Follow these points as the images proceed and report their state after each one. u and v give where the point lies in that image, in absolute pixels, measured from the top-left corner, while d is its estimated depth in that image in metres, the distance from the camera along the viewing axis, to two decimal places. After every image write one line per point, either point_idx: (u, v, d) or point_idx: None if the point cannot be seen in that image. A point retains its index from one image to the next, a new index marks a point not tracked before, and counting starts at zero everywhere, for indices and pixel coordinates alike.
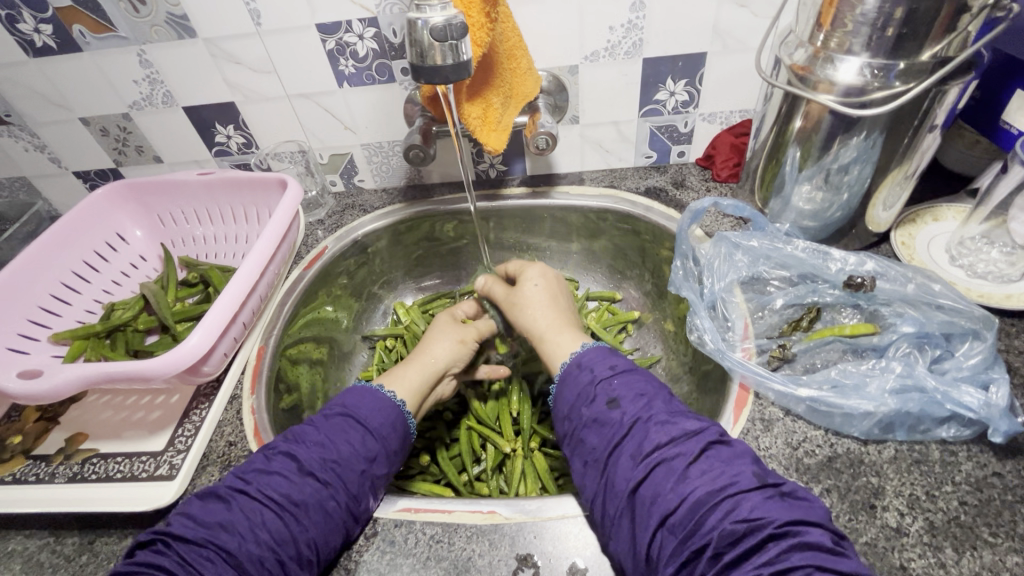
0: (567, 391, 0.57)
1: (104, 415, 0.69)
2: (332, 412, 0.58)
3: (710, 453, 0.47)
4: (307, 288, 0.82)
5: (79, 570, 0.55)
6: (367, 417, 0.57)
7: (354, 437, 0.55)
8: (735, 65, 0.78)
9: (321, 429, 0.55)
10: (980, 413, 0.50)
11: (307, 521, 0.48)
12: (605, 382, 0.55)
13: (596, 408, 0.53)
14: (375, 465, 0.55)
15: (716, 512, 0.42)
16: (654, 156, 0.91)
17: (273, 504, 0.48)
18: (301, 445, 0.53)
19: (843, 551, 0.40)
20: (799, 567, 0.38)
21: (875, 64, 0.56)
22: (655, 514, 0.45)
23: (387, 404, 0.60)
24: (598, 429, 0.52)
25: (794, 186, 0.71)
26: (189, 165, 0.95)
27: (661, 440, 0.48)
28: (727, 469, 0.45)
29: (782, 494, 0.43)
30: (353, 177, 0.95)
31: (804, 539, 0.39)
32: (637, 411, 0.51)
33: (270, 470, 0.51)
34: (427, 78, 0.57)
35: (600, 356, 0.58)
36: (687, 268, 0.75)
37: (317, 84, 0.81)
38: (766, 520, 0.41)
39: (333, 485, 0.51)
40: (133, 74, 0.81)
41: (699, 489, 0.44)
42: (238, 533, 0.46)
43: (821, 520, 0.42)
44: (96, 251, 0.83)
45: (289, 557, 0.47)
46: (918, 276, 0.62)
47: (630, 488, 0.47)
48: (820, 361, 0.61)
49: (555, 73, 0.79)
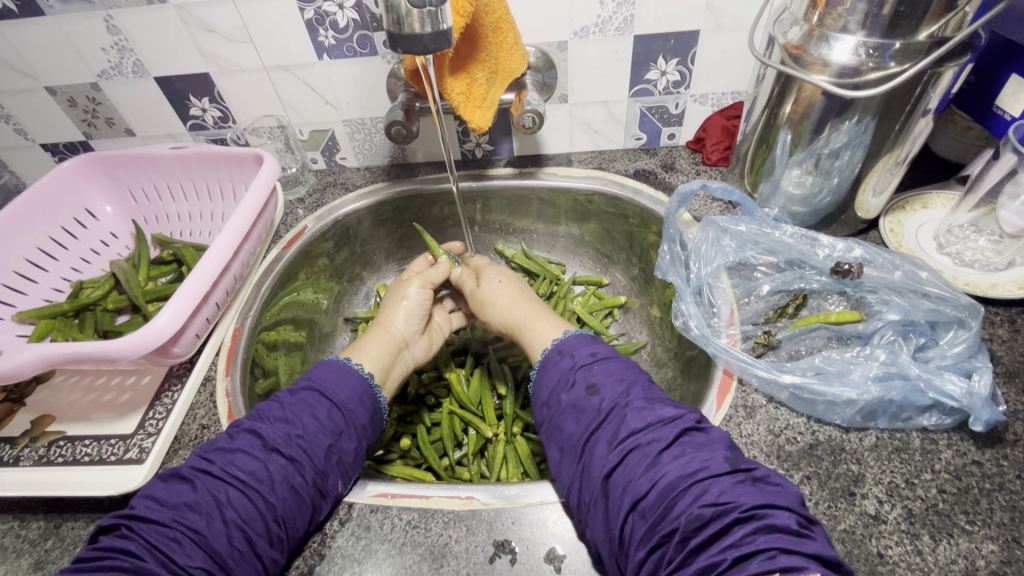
0: (548, 376, 0.56)
1: (73, 396, 0.67)
2: (299, 387, 0.56)
3: (684, 438, 0.46)
4: (286, 267, 0.80)
5: (44, 555, 0.53)
6: (333, 390, 0.55)
7: (320, 411, 0.54)
8: (729, 45, 0.76)
9: (287, 404, 0.54)
10: (962, 402, 0.50)
11: (272, 497, 0.47)
12: (584, 369, 0.54)
13: (574, 394, 0.52)
14: (343, 440, 0.53)
15: (686, 496, 0.42)
16: (644, 138, 0.89)
17: (236, 482, 0.47)
18: (265, 422, 0.52)
19: (808, 533, 0.39)
20: (763, 550, 0.37)
21: (870, 44, 0.54)
22: (627, 499, 0.44)
23: (353, 376, 0.58)
24: (575, 414, 0.51)
25: (784, 171, 0.70)
26: (163, 139, 0.91)
27: (637, 425, 0.47)
28: (700, 454, 0.44)
29: (754, 479, 0.43)
30: (334, 155, 0.93)
31: (769, 521, 0.39)
32: (616, 396, 0.51)
33: (235, 447, 0.50)
34: (404, 47, 0.54)
35: (581, 343, 0.57)
36: (674, 252, 0.74)
37: (296, 55, 0.78)
38: (734, 504, 0.40)
39: (298, 460, 0.49)
40: (100, 41, 0.77)
41: (671, 473, 0.43)
42: (204, 512, 0.45)
43: (791, 503, 0.42)
44: (64, 227, 0.79)
45: (257, 534, 0.45)
46: (905, 263, 0.61)
47: (605, 474, 0.46)
48: (804, 348, 0.60)
49: (543, 49, 0.77)
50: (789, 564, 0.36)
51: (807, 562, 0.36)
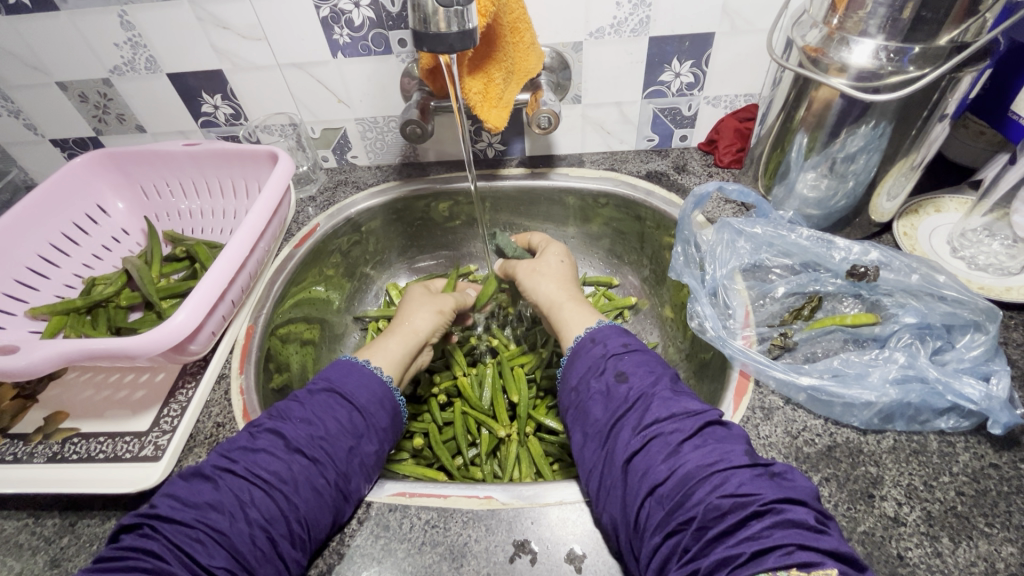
0: (579, 363, 0.56)
1: (86, 393, 0.66)
2: (317, 387, 0.56)
3: (707, 430, 0.46)
4: (298, 265, 0.80)
5: (60, 552, 0.53)
6: (352, 393, 0.55)
7: (341, 414, 0.53)
8: (744, 47, 0.76)
9: (308, 405, 0.54)
10: (980, 405, 0.50)
11: (296, 497, 0.47)
12: (615, 358, 0.54)
13: (604, 381, 0.53)
14: (363, 442, 0.53)
15: (705, 485, 0.42)
16: (656, 140, 0.89)
17: (261, 482, 0.47)
18: (287, 422, 0.52)
19: (825, 529, 0.39)
20: (781, 545, 0.37)
21: (890, 48, 0.54)
22: (645, 484, 0.44)
23: (373, 380, 0.58)
24: (603, 401, 0.52)
25: (799, 174, 0.70)
26: (174, 136, 0.91)
27: (661, 413, 0.48)
28: (720, 446, 0.44)
29: (772, 474, 0.42)
30: (345, 153, 0.92)
31: (789, 516, 0.38)
32: (644, 385, 0.51)
33: (257, 447, 0.49)
34: (430, 46, 0.54)
35: (613, 333, 0.57)
36: (689, 253, 0.74)
37: (310, 53, 0.78)
38: (754, 497, 0.40)
39: (321, 461, 0.49)
40: (114, 37, 0.76)
41: (690, 462, 0.43)
42: (228, 512, 0.45)
43: (807, 498, 0.41)
44: (77, 222, 0.79)
45: (280, 534, 0.45)
46: (922, 267, 0.61)
47: (626, 458, 0.47)
48: (821, 350, 0.60)
49: (558, 50, 0.77)
50: (807, 560, 0.36)
51: (823, 559, 0.36)
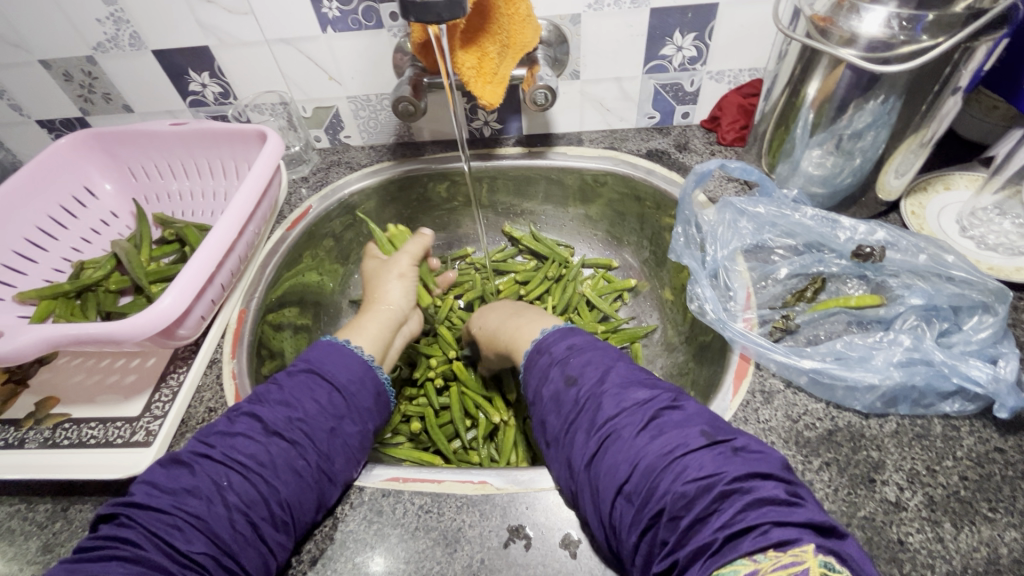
0: (532, 376, 0.55)
1: (76, 378, 0.66)
2: (296, 369, 0.55)
3: (660, 417, 0.45)
4: (291, 248, 0.78)
5: (52, 538, 0.52)
6: (332, 373, 0.54)
7: (320, 395, 0.52)
8: (750, 19, 0.73)
9: (285, 388, 0.52)
10: (987, 388, 0.49)
11: (275, 481, 0.46)
12: (560, 362, 0.53)
13: (554, 386, 0.52)
14: (345, 423, 0.52)
15: (667, 475, 0.40)
16: (658, 117, 0.87)
17: (237, 466, 0.46)
18: (264, 405, 0.51)
19: (798, 501, 0.38)
20: (755, 526, 0.36)
21: (903, 15, 0.51)
22: (610, 485, 0.43)
23: (352, 358, 0.56)
24: (555, 407, 0.51)
25: (804, 151, 0.68)
26: (162, 115, 0.89)
27: (612, 410, 0.46)
28: (677, 432, 0.43)
29: (734, 450, 0.41)
30: (338, 133, 0.90)
31: (757, 495, 0.37)
32: (592, 383, 0.50)
33: (235, 432, 0.49)
34: (417, 16, 0.51)
35: (558, 336, 0.56)
36: (689, 234, 0.72)
37: (298, 27, 0.75)
38: (718, 478, 0.39)
39: (300, 443, 0.48)
40: (95, 12, 0.73)
41: (651, 454, 0.42)
42: (205, 497, 0.44)
43: (774, 470, 0.40)
44: (64, 206, 0.77)
45: (260, 518, 0.45)
46: (930, 246, 0.60)
47: (587, 462, 0.46)
48: (823, 333, 0.59)
49: (555, 22, 0.74)
50: (782, 538, 0.34)
51: (800, 533, 0.35)
